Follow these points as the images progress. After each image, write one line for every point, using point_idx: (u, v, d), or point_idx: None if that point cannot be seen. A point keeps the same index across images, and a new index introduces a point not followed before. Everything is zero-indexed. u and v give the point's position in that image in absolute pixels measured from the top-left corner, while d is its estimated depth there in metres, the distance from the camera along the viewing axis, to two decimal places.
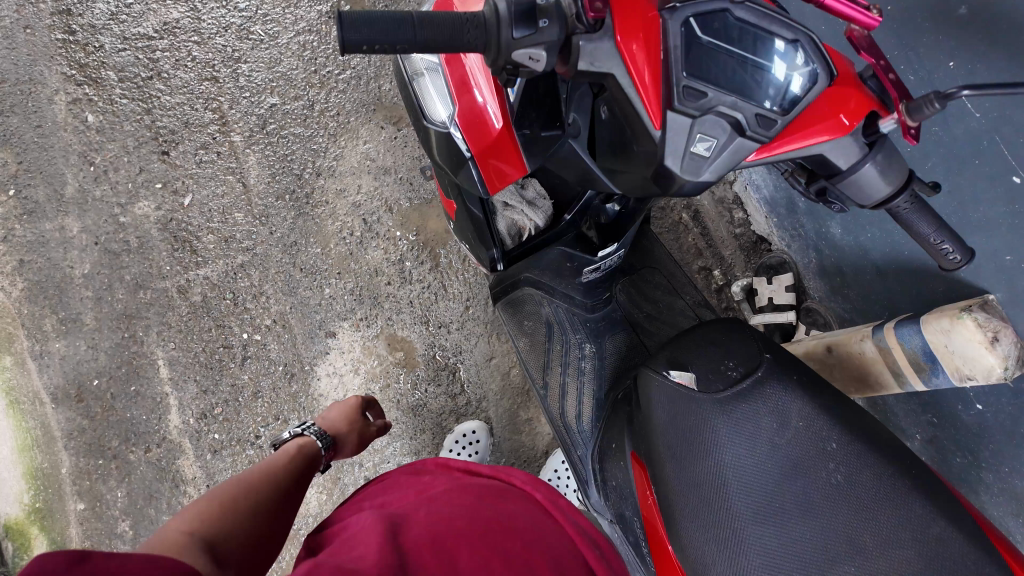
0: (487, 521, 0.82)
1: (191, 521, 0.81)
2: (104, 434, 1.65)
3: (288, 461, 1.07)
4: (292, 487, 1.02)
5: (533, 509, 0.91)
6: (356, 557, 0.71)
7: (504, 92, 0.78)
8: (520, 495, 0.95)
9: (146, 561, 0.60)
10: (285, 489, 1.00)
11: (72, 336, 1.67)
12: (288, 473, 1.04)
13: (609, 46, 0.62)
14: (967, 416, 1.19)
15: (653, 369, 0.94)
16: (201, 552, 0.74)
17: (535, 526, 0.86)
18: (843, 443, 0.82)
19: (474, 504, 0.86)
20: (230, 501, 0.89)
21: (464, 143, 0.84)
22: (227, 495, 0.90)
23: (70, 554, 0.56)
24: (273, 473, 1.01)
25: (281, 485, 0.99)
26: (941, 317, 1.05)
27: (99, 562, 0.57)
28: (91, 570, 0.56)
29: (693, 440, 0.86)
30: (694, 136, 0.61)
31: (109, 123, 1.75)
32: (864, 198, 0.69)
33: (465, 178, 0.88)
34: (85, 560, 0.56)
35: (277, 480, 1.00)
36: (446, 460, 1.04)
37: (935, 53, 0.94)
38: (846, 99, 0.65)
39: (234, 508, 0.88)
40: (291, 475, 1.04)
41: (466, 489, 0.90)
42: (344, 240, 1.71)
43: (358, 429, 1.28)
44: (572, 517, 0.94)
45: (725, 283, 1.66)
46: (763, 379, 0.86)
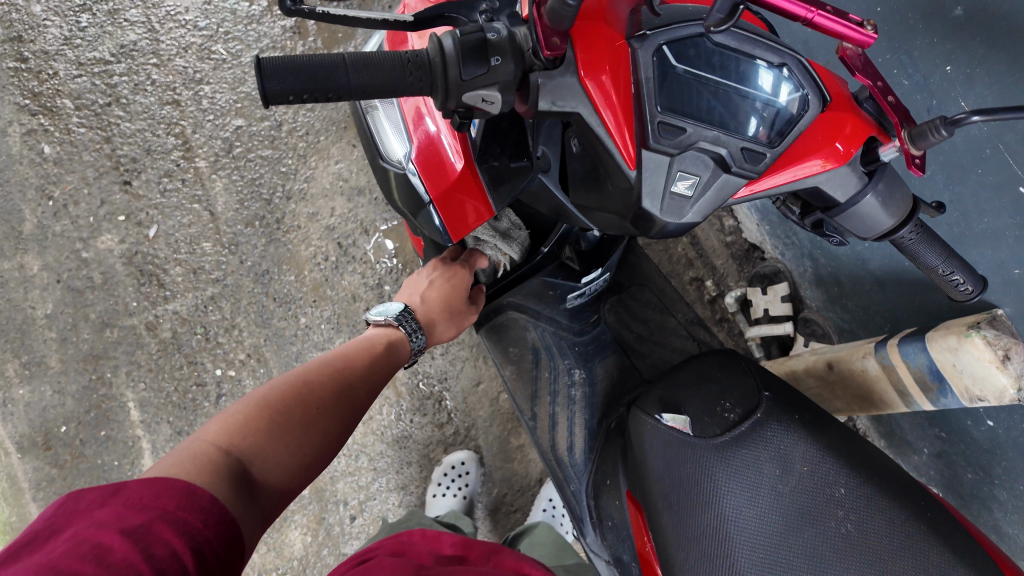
0: None
1: (228, 430, 0.70)
2: (73, 483, 1.56)
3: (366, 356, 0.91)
4: (363, 390, 0.87)
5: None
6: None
7: (468, 139, 0.71)
8: None
9: (185, 493, 0.59)
10: (352, 394, 0.85)
11: (36, 381, 1.59)
12: (363, 372, 0.88)
13: (573, 79, 0.54)
14: (977, 432, 1.13)
15: (643, 410, 0.87)
16: (219, 484, 0.62)
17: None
18: (851, 487, 0.75)
19: None
20: (282, 405, 0.75)
21: (423, 187, 0.75)
22: (283, 393, 0.77)
23: (104, 488, 0.57)
24: (341, 371, 0.85)
25: (348, 391, 0.84)
26: (947, 335, 0.99)
27: (131, 490, 0.57)
28: (124, 500, 0.56)
29: (690, 489, 0.79)
30: (673, 175, 0.54)
31: (67, 154, 1.67)
32: (865, 231, 0.62)
33: (426, 222, 0.79)
34: (119, 492, 0.57)
35: (343, 386, 0.84)
36: (434, 533, 1.01)
37: (929, 57, 0.88)
38: (842, 124, 0.57)
39: (285, 417, 0.75)
40: (365, 376, 0.88)
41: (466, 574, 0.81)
42: (318, 265, 1.64)
43: (459, 318, 1.06)
44: None
45: (718, 295, 1.59)
46: (762, 421, 0.79)
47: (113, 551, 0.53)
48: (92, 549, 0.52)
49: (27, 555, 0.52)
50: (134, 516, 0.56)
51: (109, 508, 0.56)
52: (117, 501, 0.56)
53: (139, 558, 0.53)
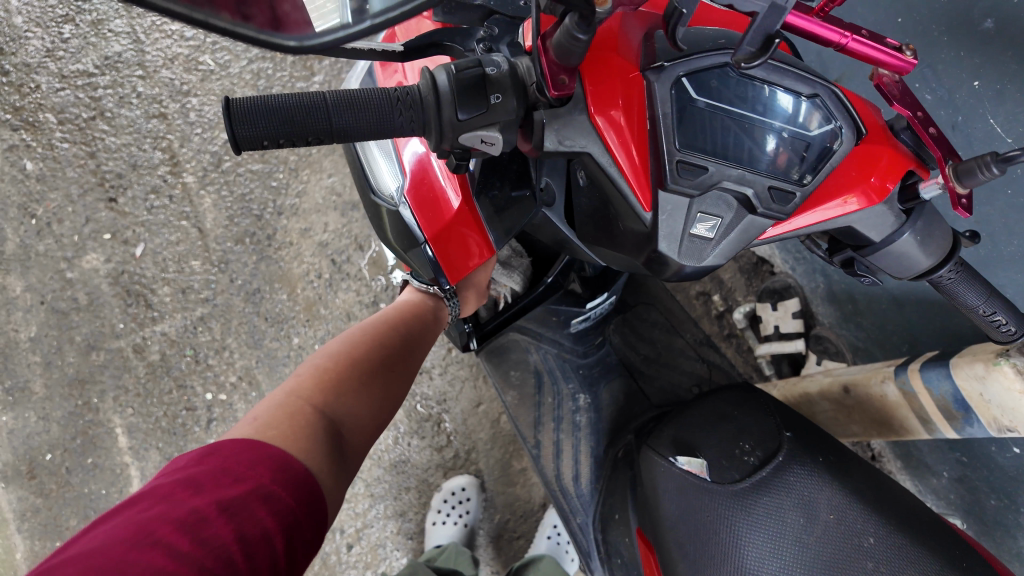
0: None
1: (308, 390, 0.76)
2: (60, 513, 1.50)
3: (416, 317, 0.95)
4: (417, 350, 0.93)
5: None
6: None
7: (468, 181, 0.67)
8: None
9: (278, 459, 0.65)
10: (410, 353, 0.91)
11: (20, 407, 1.53)
12: (417, 332, 0.94)
13: (583, 117, 0.49)
14: (1002, 459, 1.08)
15: (655, 452, 0.82)
16: (317, 438, 0.70)
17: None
18: (882, 537, 0.70)
19: None
20: (349, 367, 0.82)
21: (417, 226, 0.70)
22: (347, 358, 0.83)
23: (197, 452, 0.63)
24: (394, 332, 0.91)
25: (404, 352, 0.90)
26: (973, 362, 0.94)
27: (226, 454, 0.63)
28: (222, 461, 0.62)
29: (708, 538, 0.73)
30: (693, 217, 0.48)
31: (50, 170, 1.62)
32: (901, 271, 0.57)
33: (418, 261, 0.73)
34: (213, 455, 0.63)
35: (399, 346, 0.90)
36: None
37: (956, 72, 0.83)
38: (877, 157, 0.52)
39: (354, 377, 0.81)
40: (417, 336, 0.94)
41: None
42: (311, 283, 1.58)
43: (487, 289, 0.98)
44: None
45: (726, 309, 1.53)
46: (784, 465, 0.74)
47: (206, 523, 0.57)
48: (188, 516, 0.57)
49: (123, 516, 0.57)
50: (228, 480, 0.61)
51: (205, 469, 0.61)
52: (213, 466, 0.61)
53: (229, 532, 0.57)
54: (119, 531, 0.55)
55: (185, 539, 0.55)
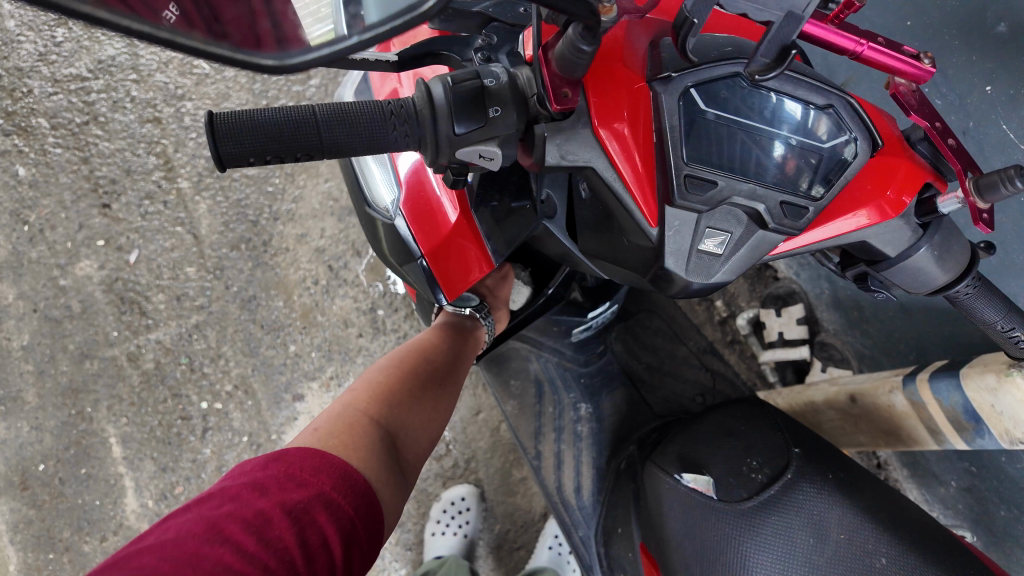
0: None
1: (364, 404, 0.79)
2: (53, 525, 1.48)
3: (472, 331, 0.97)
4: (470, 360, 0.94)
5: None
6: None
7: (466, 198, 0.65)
8: None
9: (340, 470, 0.67)
10: (463, 364, 0.93)
11: (12, 417, 1.51)
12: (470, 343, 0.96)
13: (585, 130, 0.47)
14: (1012, 470, 1.06)
15: (661, 468, 0.79)
16: (375, 451, 0.73)
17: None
18: (895, 559, 0.67)
19: None
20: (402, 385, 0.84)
21: (413, 239, 0.70)
22: (401, 373, 0.86)
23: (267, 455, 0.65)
24: (449, 345, 0.93)
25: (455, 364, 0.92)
26: (984, 372, 0.92)
27: (292, 460, 0.65)
28: (288, 466, 0.65)
29: (714, 558, 0.71)
30: (702, 232, 0.46)
31: (43, 176, 1.60)
32: (916, 286, 0.54)
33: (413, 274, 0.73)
34: (280, 460, 0.65)
35: (452, 359, 0.92)
36: None
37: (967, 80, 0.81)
38: (894, 169, 0.50)
39: (408, 390, 0.84)
40: (468, 349, 0.96)
41: None
42: (307, 289, 1.56)
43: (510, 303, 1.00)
44: None
45: (730, 315, 1.50)
46: (793, 483, 0.72)
47: (271, 525, 0.59)
48: (256, 517, 0.59)
49: (193, 511, 0.59)
50: (292, 487, 0.63)
51: (271, 473, 0.63)
52: (280, 471, 0.64)
53: (293, 539, 0.59)
54: (192, 525, 0.57)
55: (252, 542, 0.57)
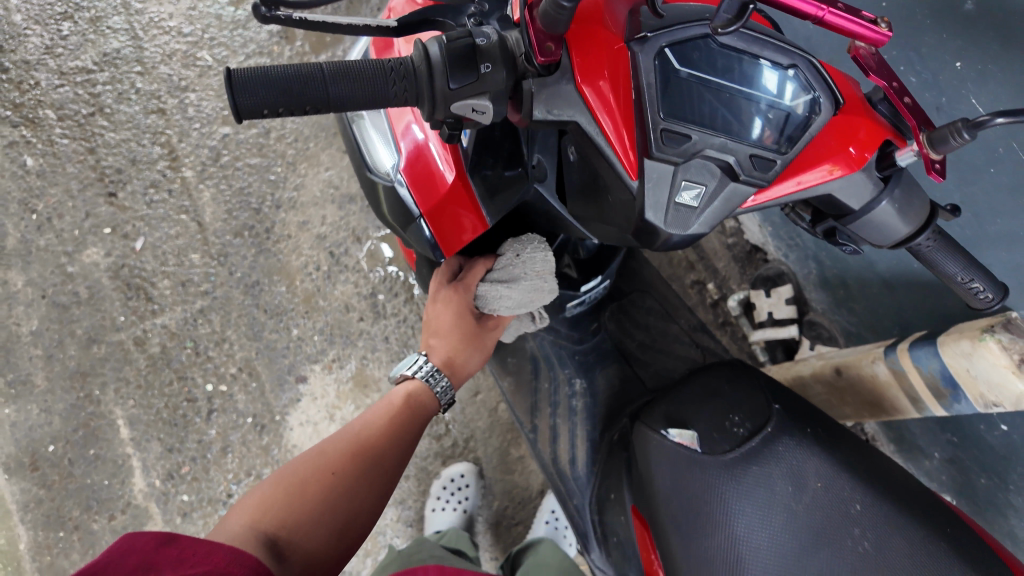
0: None
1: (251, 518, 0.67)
2: (62, 504, 1.51)
3: (408, 417, 0.85)
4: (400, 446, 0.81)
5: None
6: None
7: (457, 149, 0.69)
8: None
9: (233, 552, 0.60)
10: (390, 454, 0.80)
11: (21, 400, 1.54)
12: (400, 429, 0.83)
13: (569, 87, 0.52)
14: (992, 437, 1.10)
15: (649, 427, 0.83)
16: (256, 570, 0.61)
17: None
18: (867, 505, 0.72)
19: None
20: (314, 480, 0.72)
21: (412, 201, 0.74)
22: (327, 456, 0.75)
23: (157, 535, 0.59)
24: (385, 428, 0.81)
25: (384, 459, 0.79)
26: (960, 339, 0.96)
27: (185, 542, 0.59)
28: (180, 547, 0.58)
29: (700, 509, 0.75)
30: (678, 185, 0.50)
31: (50, 166, 1.63)
32: (880, 238, 0.59)
33: (415, 237, 0.77)
34: (173, 541, 0.59)
35: (384, 453, 0.79)
36: (449, 570, 0.86)
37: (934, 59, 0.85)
38: (855, 128, 0.54)
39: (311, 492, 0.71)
40: (398, 434, 0.82)
41: None
42: (310, 275, 1.60)
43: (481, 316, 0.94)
44: None
45: (721, 298, 1.55)
46: (773, 436, 0.76)
47: None
48: None
49: None
50: (184, 567, 0.57)
51: (166, 552, 0.58)
52: (174, 551, 0.58)
53: None
54: None
55: None
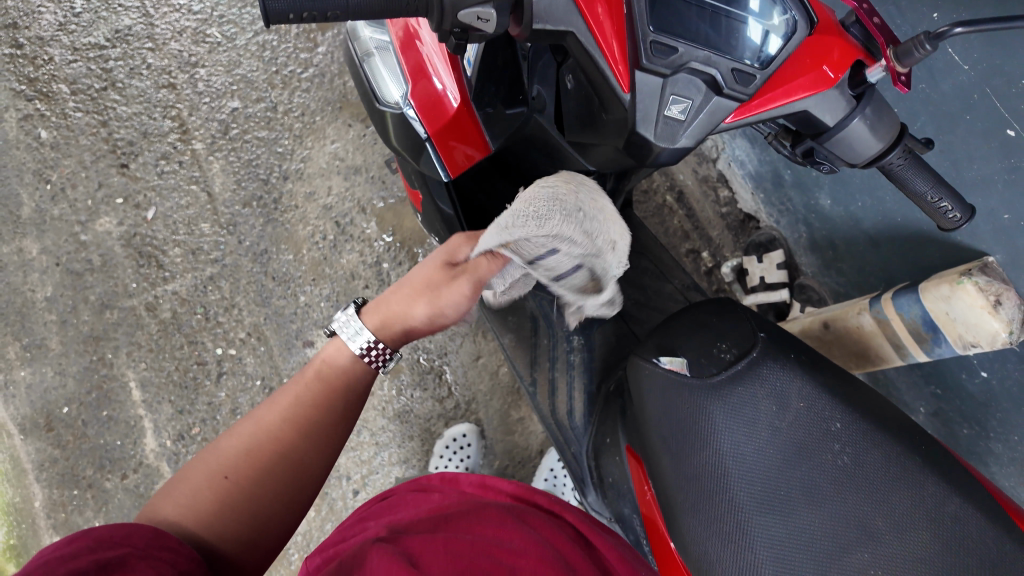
0: (515, 555, 0.65)
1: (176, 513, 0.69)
2: (76, 463, 1.57)
3: (328, 397, 0.79)
4: (338, 424, 0.79)
5: (559, 532, 0.73)
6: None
7: (462, 66, 0.75)
8: (544, 517, 0.76)
9: (151, 535, 0.62)
10: (327, 435, 0.78)
11: (37, 363, 1.60)
12: (339, 405, 0.80)
13: (565, 2, 0.57)
14: (972, 386, 1.15)
15: (642, 357, 0.87)
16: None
17: (561, 556, 0.67)
18: (847, 423, 0.77)
19: (496, 527, 0.69)
20: (214, 495, 0.70)
21: (420, 125, 0.80)
22: (254, 448, 0.74)
23: (65, 536, 0.59)
24: (320, 407, 0.79)
25: (300, 456, 0.76)
26: (939, 284, 1.00)
27: (99, 533, 0.59)
28: (94, 537, 0.59)
29: (689, 429, 0.80)
30: (667, 97, 0.55)
31: (64, 138, 1.68)
32: (854, 156, 0.64)
33: (425, 165, 0.83)
34: (83, 535, 0.59)
35: (298, 449, 0.76)
36: (452, 475, 0.89)
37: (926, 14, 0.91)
38: (828, 48, 0.59)
39: (234, 489, 0.72)
40: (337, 411, 0.80)
41: (484, 510, 0.72)
42: (316, 244, 1.64)
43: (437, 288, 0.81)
44: (607, 536, 0.78)
45: (715, 265, 1.59)
46: (758, 360, 0.80)
47: None
48: None
49: None
50: (106, 554, 0.58)
51: (79, 544, 0.58)
52: (89, 542, 0.58)
53: None
54: None
55: None
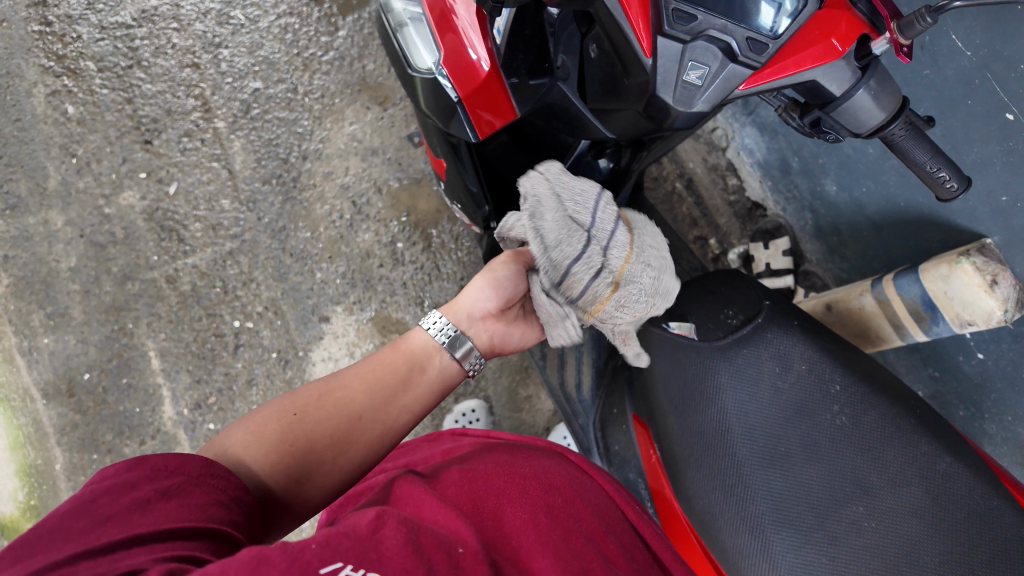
0: (527, 478, 0.69)
1: (246, 436, 0.71)
2: (96, 429, 1.63)
3: (400, 373, 0.83)
4: (405, 400, 0.81)
5: (568, 464, 0.78)
6: (439, 523, 0.59)
7: (489, 27, 0.78)
8: (553, 455, 0.82)
9: (206, 467, 0.61)
10: (392, 407, 0.80)
11: (60, 331, 1.66)
12: (403, 384, 0.82)
13: None
14: (968, 367, 1.19)
15: (653, 323, 0.92)
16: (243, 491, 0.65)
17: (574, 483, 0.72)
18: (846, 385, 0.81)
19: (509, 461, 0.74)
20: (280, 426, 0.72)
21: (453, 90, 0.84)
22: (325, 396, 0.76)
23: (126, 459, 0.57)
24: (389, 379, 0.81)
25: (361, 414, 0.77)
26: (939, 264, 1.04)
27: (156, 461, 0.57)
28: (152, 466, 0.57)
29: (694, 387, 0.85)
30: (686, 63, 0.60)
31: (89, 114, 1.72)
32: (858, 125, 0.68)
33: (456, 129, 0.88)
34: (143, 461, 0.57)
35: (361, 407, 0.78)
36: (464, 430, 0.95)
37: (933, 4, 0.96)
38: (836, 23, 0.63)
39: (299, 428, 0.73)
40: (400, 387, 0.82)
41: (497, 451, 0.78)
42: (333, 223, 1.69)
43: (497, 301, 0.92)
44: (605, 472, 0.83)
45: (722, 253, 1.63)
46: (763, 325, 0.84)
47: (154, 509, 0.54)
48: (139, 504, 0.54)
49: (57, 516, 0.52)
50: (165, 482, 0.57)
51: (138, 472, 0.56)
52: (148, 469, 0.57)
53: (185, 516, 0.55)
54: (72, 516, 0.51)
55: (141, 524, 0.52)
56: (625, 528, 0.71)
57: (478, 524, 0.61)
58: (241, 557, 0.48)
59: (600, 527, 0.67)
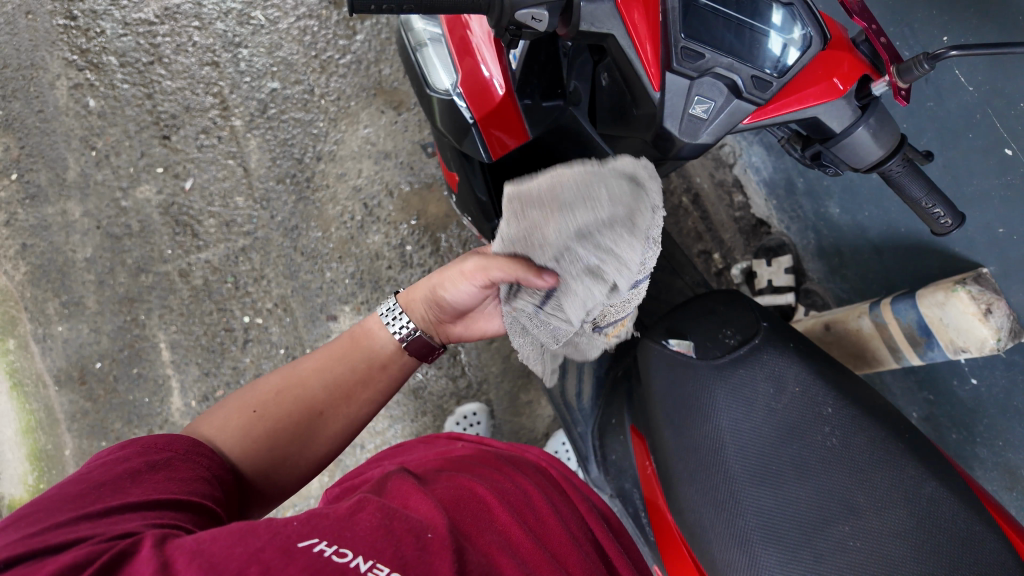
0: (507, 489, 0.72)
1: (214, 427, 0.81)
2: (106, 416, 1.68)
3: (356, 370, 0.94)
4: (360, 395, 0.93)
5: (545, 481, 0.82)
6: (419, 512, 0.62)
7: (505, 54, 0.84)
8: (534, 469, 0.85)
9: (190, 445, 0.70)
10: (348, 402, 0.92)
11: (74, 319, 1.70)
12: (357, 380, 0.94)
13: (609, 7, 0.66)
14: (962, 392, 1.21)
15: (653, 339, 0.95)
16: None
17: (549, 500, 0.75)
18: (838, 408, 0.84)
19: (493, 471, 0.77)
20: (244, 421, 0.83)
21: (468, 111, 0.89)
22: (285, 393, 0.88)
23: (112, 445, 0.66)
24: (344, 375, 0.93)
25: (321, 409, 0.89)
26: (935, 291, 1.07)
27: (138, 441, 0.67)
28: (134, 444, 0.66)
29: (692, 404, 0.88)
30: (692, 98, 0.64)
31: (110, 108, 1.75)
32: (858, 160, 0.71)
33: (468, 146, 0.92)
34: (126, 444, 0.66)
35: (320, 403, 0.89)
36: (458, 435, 0.98)
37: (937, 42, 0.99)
38: (839, 62, 0.67)
39: (264, 421, 0.85)
40: (355, 382, 0.93)
41: (483, 460, 0.81)
42: (344, 223, 1.72)
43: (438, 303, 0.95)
44: (583, 493, 0.87)
45: (725, 267, 1.65)
46: (759, 347, 0.87)
47: (144, 476, 0.62)
48: (129, 473, 0.62)
49: (60, 487, 0.59)
50: (154, 455, 0.65)
51: (129, 449, 0.65)
52: (135, 448, 0.65)
53: (168, 482, 0.63)
54: (70, 486, 0.59)
55: (130, 487, 0.60)
56: (591, 542, 0.73)
57: (456, 517, 0.63)
58: (228, 528, 0.54)
59: (570, 541, 0.69)
